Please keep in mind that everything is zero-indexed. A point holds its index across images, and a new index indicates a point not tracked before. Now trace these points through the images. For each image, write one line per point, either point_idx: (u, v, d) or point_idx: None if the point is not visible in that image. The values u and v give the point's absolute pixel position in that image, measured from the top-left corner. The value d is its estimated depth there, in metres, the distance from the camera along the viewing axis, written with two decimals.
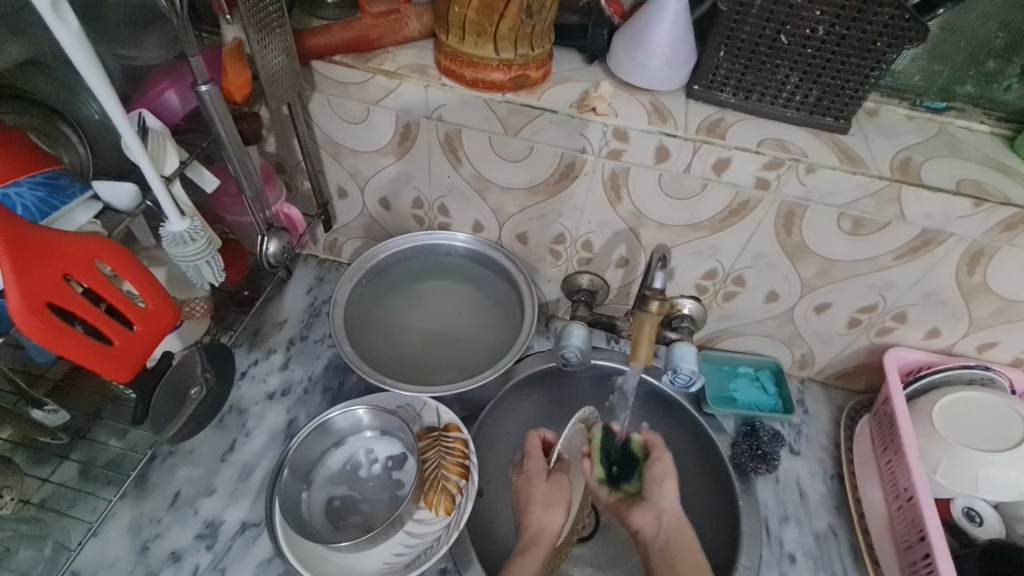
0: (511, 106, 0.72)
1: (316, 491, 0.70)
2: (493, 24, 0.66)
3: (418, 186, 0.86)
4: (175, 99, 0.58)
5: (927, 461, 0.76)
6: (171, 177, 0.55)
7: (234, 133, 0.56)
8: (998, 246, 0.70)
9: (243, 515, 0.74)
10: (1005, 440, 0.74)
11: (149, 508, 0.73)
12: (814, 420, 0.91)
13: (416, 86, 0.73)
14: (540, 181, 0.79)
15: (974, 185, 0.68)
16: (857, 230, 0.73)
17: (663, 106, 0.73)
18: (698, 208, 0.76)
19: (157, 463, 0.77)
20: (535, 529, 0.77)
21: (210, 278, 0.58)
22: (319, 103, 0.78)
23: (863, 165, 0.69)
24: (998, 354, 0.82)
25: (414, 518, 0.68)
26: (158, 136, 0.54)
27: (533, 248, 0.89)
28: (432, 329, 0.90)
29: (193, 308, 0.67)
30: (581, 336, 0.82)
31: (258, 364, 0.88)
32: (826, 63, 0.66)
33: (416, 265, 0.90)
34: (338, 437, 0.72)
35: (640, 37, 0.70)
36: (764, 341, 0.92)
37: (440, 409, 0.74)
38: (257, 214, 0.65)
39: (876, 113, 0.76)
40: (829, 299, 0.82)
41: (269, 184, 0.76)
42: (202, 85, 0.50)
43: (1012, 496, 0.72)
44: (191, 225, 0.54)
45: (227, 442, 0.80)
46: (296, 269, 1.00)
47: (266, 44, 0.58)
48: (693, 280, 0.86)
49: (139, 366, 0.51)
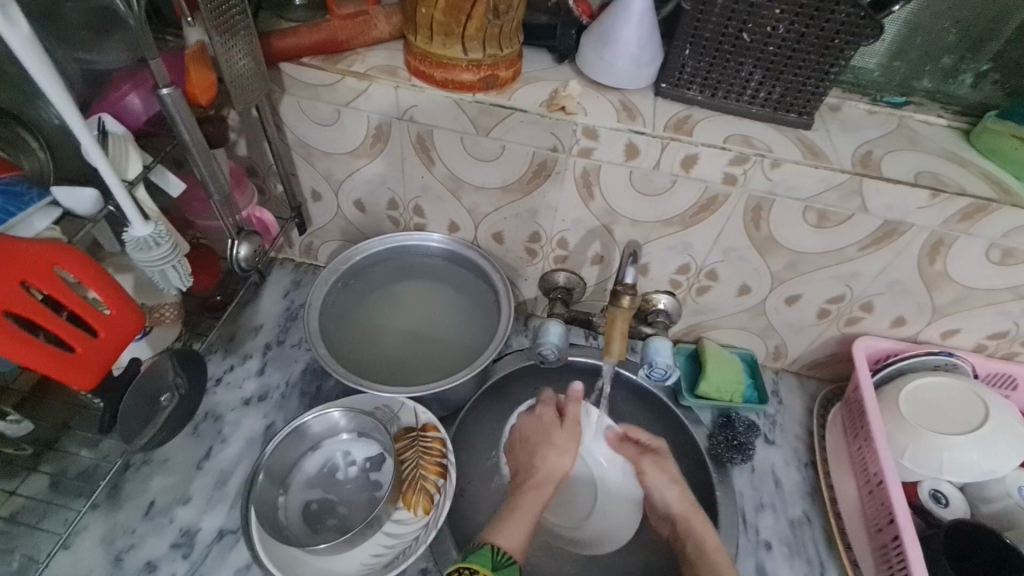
0: (481, 106, 0.72)
1: (293, 495, 0.69)
2: (460, 25, 0.67)
3: (393, 187, 0.86)
4: (138, 102, 0.57)
5: (894, 447, 0.78)
6: (135, 181, 0.55)
7: (199, 136, 0.55)
8: (956, 236, 0.72)
9: (220, 523, 0.73)
10: (967, 424, 0.76)
11: (123, 518, 0.72)
12: (788, 409, 0.93)
13: (387, 87, 0.73)
14: (513, 180, 0.80)
15: (932, 176, 0.70)
16: (823, 222, 0.74)
17: (632, 104, 0.74)
18: (668, 205, 0.77)
19: (131, 473, 0.76)
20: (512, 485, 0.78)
21: (177, 283, 0.57)
22: (289, 105, 0.78)
23: (826, 159, 0.70)
24: (961, 340, 0.85)
25: (393, 519, 0.68)
26: (120, 141, 0.54)
27: (508, 247, 0.90)
28: (409, 328, 0.90)
29: (162, 313, 0.66)
30: (558, 333, 0.83)
31: (234, 370, 0.88)
32: (788, 60, 0.67)
33: (392, 267, 0.91)
34: (314, 440, 0.71)
35: (607, 37, 0.71)
36: (738, 334, 0.94)
37: (418, 409, 0.74)
38: (227, 219, 0.65)
39: (839, 109, 0.77)
40: (798, 290, 0.84)
41: (238, 187, 0.75)
42: (163, 89, 0.49)
43: (972, 477, 0.74)
44: (155, 230, 0.53)
45: (204, 448, 0.79)
46: (272, 273, 0.99)
47: (231, 46, 0.58)
48: (667, 276, 0.88)
49: (102, 375, 0.51)
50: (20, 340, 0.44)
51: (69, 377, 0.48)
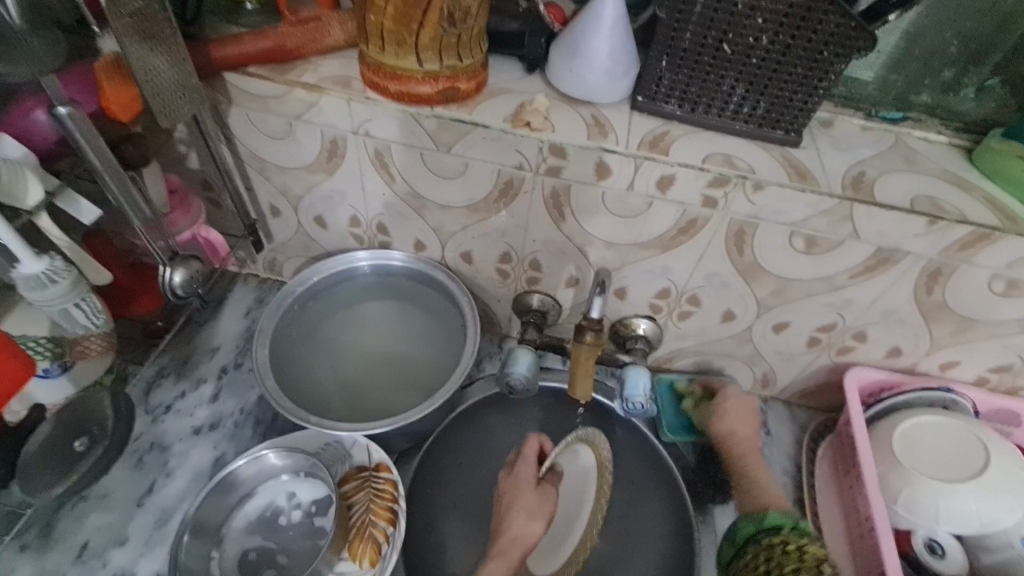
0: (440, 121, 0.67)
1: (228, 545, 0.63)
2: (412, 34, 0.61)
3: (353, 204, 0.81)
4: (46, 119, 0.51)
5: (888, 491, 0.72)
6: (34, 211, 0.50)
7: (109, 156, 0.50)
8: (956, 264, 0.66)
9: (157, 568, 0.68)
10: (966, 470, 0.70)
11: (53, 562, 0.67)
12: (776, 442, 0.87)
13: (338, 99, 0.67)
14: (479, 199, 0.74)
15: (929, 201, 0.64)
16: (811, 248, 0.68)
17: (605, 119, 0.68)
18: (646, 227, 0.71)
19: (66, 511, 0.71)
20: (507, 538, 0.70)
21: (84, 321, 0.56)
22: (238, 118, 0.73)
23: (814, 181, 0.65)
24: (961, 373, 0.79)
25: (337, 571, 0.62)
26: (15, 166, 0.49)
27: (479, 267, 0.84)
28: (375, 350, 0.85)
29: (87, 346, 0.61)
30: (526, 362, 0.77)
31: (185, 396, 0.82)
32: (773, 74, 0.62)
33: (356, 287, 0.85)
34: (251, 484, 0.66)
35: (577, 47, 0.65)
36: (723, 360, 0.88)
37: (371, 446, 0.68)
38: (156, 244, 0.60)
39: (830, 124, 0.72)
40: (787, 318, 0.78)
41: (182, 206, 0.70)
42: (59, 108, 0.46)
43: (971, 528, 0.68)
44: (50, 265, 0.51)
45: (146, 483, 0.74)
46: (233, 290, 0.94)
47: (154, 57, 0.52)
48: (647, 300, 0.82)
49: None
50: None
51: None
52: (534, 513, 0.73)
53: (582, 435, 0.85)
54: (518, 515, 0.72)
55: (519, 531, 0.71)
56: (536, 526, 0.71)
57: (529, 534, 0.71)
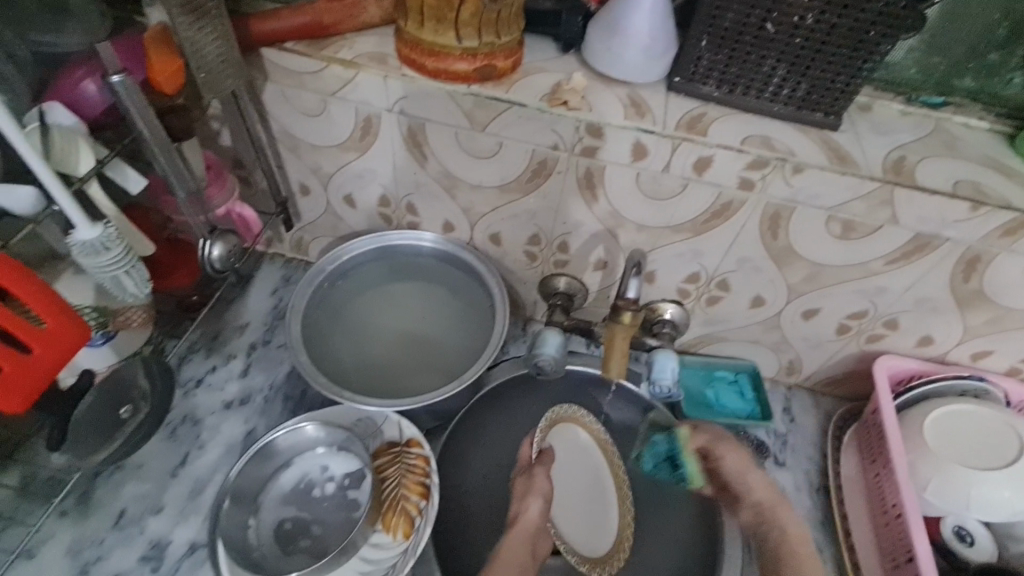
0: (476, 99, 0.66)
1: (265, 515, 0.65)
2: (453, 9, 0.61)
3: (384, 183, 0.81)
4: (94, 89, 0.52)
5: (917, 479, 0.72)
6: (86, 178, 0.51)
7: (159, 129, 0.50)
8: (996, 252, 0.65)
9: (192, 536, 0.69)
10: (998, 458, 0.70)
11: (91, 529, 0.69)
12: (800, 429, 0.87)
13: (375, 76, 0.67)
14: (511, 179, 0.74)
15: (971, 186, 0.63)
16: (847, 234, 0.68)
17: (641, 99, 0.68)
18: (679, 210, 0.71)
19: (103, 479, 0.72)
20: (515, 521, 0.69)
21: (132, 290, 0.56)
22: (273, 94, 0.73)
23: (854, 165, 0.64)
24: (993, 363, 0.78)
25: (371, 542, 0.64)
26: (70, 135, 0.50)
27: (506, 249, 0.84)
28: (403, 331, 0.86)
29: (130, 317, 0.62)
30: (555, 343, 0.78)
31: (216, 371, 0.84)
32: (816, 54, 0.61)
33: (384, 266, 0.86)
34: (287, 455, 0.67)
35: (615, 26, 0.65)
36: (747, 346, 0.88)
37: (402, 422, 0.69)
38: (197, 217, 0.61)
39: (869, 108, 0.71)
40: (817, 305, 0.77)
41: (217, 180, 0.70)
42: (113, 76, 0.46)
43: (1003, 516, 0.68)
44: (104, 233, 0.51)
45: (180, 454, 0.75)
46: (261, 269, 0.95)
47: (198, 29, 0.53)
48: (675, 284, 0.82)
49: (34, 397, 0.46)
50: None
51: None
52: (532, 492, 0.71)
53: (552, 415, 0.84)
54: (519, 501, 0.71)
55: (523, 515, 0.69)
56: (537, 507, 0.70)
57: (536, 505, 0.70)
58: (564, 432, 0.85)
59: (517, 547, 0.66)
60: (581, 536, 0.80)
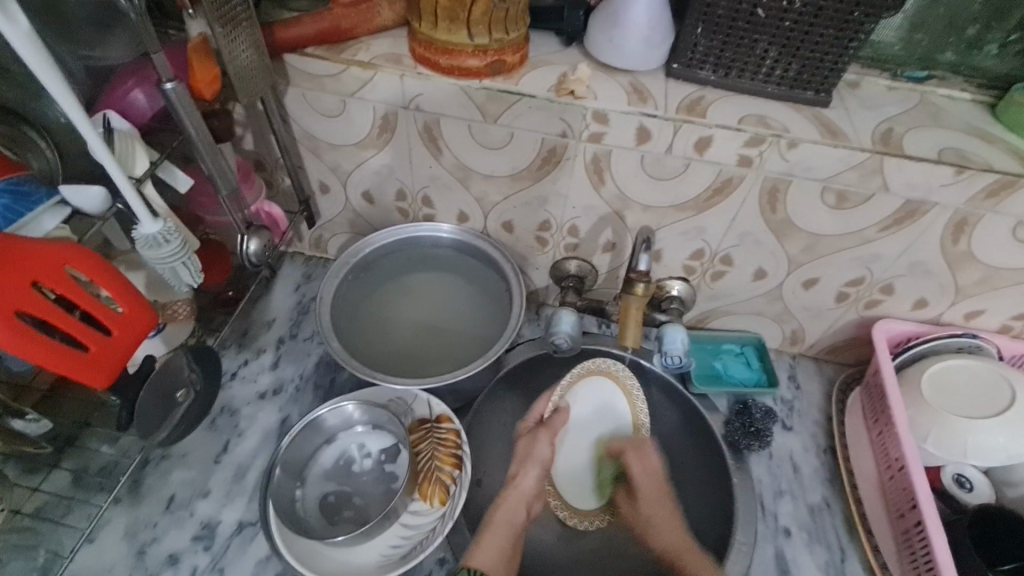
0: (488, 92, 0.71)
1: (310, 488, 0.72)
2: (465, 9, 0.65)
3: (400, 178, 0.85)
4: (142, 98, 0.59)
5: (917, 431, 0.76)
6: (142, 178, 0.57)
7: (204, 130, 0.56)
8: (981, 214, 0.70)
9: (240, 516, 0.74)
10: (992, 408, 0.75)
11: (145, 513, 0.73)
12: (805, 395, 0.92)
13: (392, 76, 0.72)
14: (521, 168, 0.78)
15: (956, 153, 0.68)
16: (841, 204, 0.72)
17: (643, 86, 0.72)
18: (682, 188, 0.75)
19: (151, 467, 0.77)
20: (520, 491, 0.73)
21: (187, 279, 0.61)
22: (294, 98, 0.77)
23: (844, 138, 0.68)
24: (986, 321, 0.83)
25: (410, 510, 0.70)
26: (127, 139, 0.57)
27: (519, 236, 0.89)
28: (421, 321, 0.89)
29: (176, 310, 0.70)
30: (570, 322, 0.81)
31: (248, 364, 0.88)
32: (805, 36, 0.65)
33: (403, 258, 0.89)
34: (329, 433, 0.74)
35: (616, 18, 0.69)
36: (752, 319, 0.92)
37: (431, 401, 0.75)
38: (236, 214, 0.65)
39: (857, 85, 0.75)
40: (817, 274, 0.82)
41: (247, 182, 0.75)
42: (168, 83, 0.51)
43: (999, 461, 0.73)
44: (164, 227, 0.57)
45: (221, 442, 0.80)
46: (283, 267, 0.99)
47: (234, 38, 0.57)
48: (681, 262, 0.86)
49: (117, 372, 0.52)
50: (35, 340, 0.46)
51: (83, 375, 0.50)
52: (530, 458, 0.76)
53: (584, 368, 0.88)
54: (519, 465, 0.75)
55: (520, 479, 0.74)
56: (534, 475, 0.74)
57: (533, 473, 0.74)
58: (594, 385, 0.88)
59: (507, 512, 0.71)
60: (579, 490, 0.85)
